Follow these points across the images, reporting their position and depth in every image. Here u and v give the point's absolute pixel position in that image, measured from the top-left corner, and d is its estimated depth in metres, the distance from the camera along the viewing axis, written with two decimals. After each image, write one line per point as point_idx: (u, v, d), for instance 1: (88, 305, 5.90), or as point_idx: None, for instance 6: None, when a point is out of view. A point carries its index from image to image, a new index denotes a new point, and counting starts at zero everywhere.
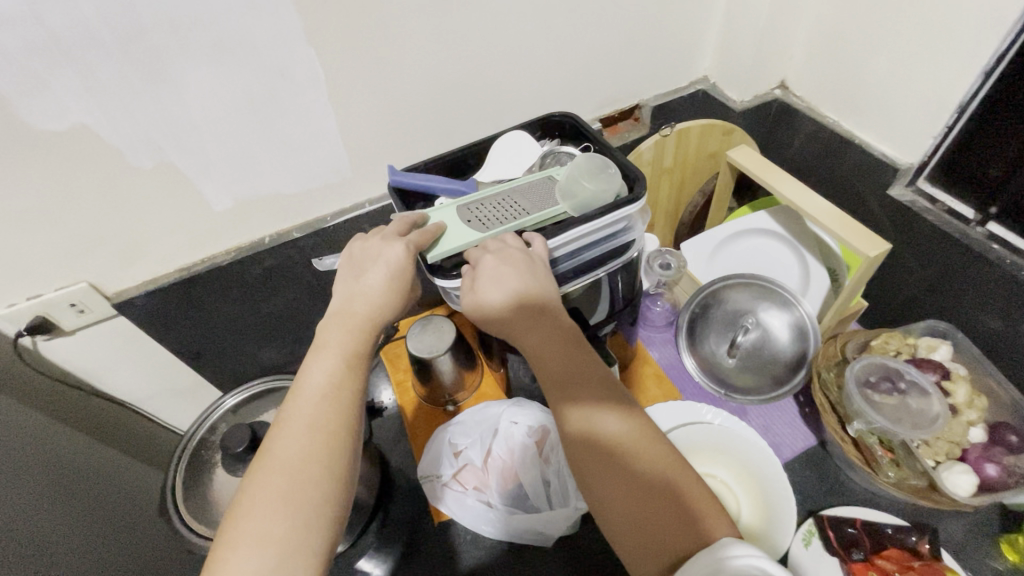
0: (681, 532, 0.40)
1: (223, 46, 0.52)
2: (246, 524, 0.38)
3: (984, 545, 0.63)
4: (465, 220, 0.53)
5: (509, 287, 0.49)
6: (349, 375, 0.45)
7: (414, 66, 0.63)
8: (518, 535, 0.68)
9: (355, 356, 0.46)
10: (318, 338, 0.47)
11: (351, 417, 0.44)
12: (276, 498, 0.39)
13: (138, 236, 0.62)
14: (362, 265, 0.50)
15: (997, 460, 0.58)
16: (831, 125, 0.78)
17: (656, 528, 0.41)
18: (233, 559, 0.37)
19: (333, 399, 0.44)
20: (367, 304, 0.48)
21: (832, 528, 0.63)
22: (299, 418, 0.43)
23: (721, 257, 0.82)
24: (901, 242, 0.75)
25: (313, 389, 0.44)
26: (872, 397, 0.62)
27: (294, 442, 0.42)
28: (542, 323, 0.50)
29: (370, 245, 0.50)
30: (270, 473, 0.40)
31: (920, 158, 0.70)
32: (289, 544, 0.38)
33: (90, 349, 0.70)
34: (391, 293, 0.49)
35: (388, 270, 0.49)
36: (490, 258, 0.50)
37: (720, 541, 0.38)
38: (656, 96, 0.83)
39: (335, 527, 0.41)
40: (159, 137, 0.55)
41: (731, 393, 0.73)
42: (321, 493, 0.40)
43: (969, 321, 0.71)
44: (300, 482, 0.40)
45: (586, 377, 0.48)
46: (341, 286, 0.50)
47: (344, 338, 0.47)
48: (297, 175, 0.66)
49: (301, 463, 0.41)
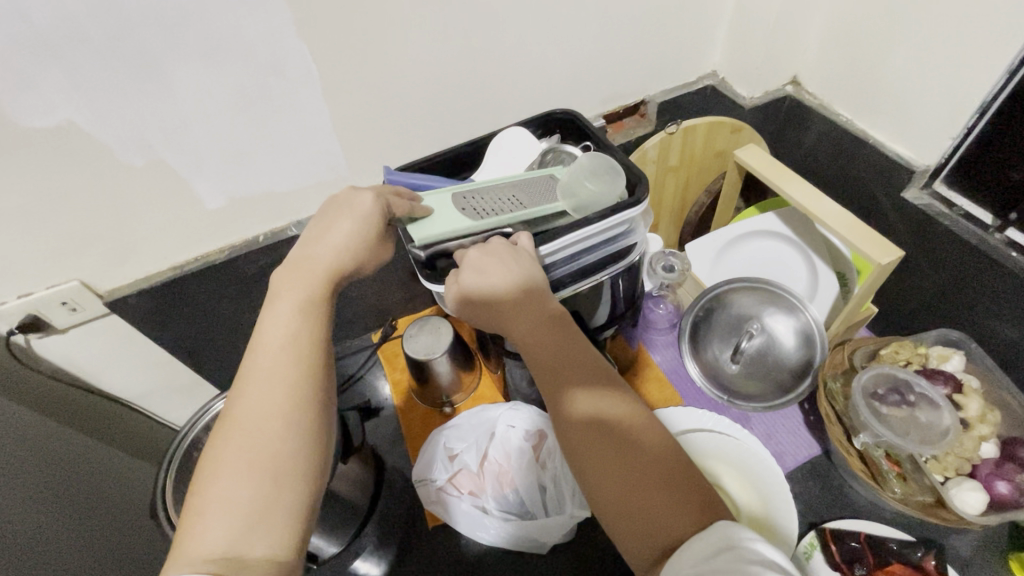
0: (676, 518, 0.39)
1: (212, 40, 0.51)
2: (213, 488, 0.37)
3: (992, 561, 0.62)
4: (458, 209, 0.51)
5: (494, 281, 0.48)
6: (307, 323, 0.45)
7: (412, 61, 0.61)
8: (514, 542, 0.67)
9: (313, 303, 0.46)
10: (272, 292, 0.46)
11: (313, 367, 0.43)
12: (242, 458, 0.38)
13: (130, 235, 0.61)
14: (324, 220, 0.49)
15: (1008, 477, 0.57)
16: (844, 124, 0.76)
17: (650, 514, 0.40)
18: (202, 524, 0.36)
19: (294, 353, 0.43)
20: (325, 253, 0.47)
21: (835, 542, 0.61)
22: (257, 375, 0.42)
23: (727, 260, 0.80)
24: (914, 247, 0.72)
25: (271, 344, 0.43)
26: (880, 410, 0.60)
27: (255, 400, 0.41)
28: (536, 318, 0.48)
29: (344, 198, 0.50)
30: (233, 435, 0.39)
31: (937, 160, 0.67)
32: (258, 502, 0.37)
33: (85, 347, 0.70)
34: (353, 238, 0.48)
35: (359, 218, 0.48)
36: (476, 256, 0.49)
37: (720, 522, 0.38)
38: (663, 92, 0.80)
39: (308, 481, 0.40)
40: (150, 134, 0.54)
41: (735, 400, 0.70)
42: (288, 449, 0.39)
43: (984, 330, 0.69)
44: (266, 442, 0.39)
45: (579, 364, 0.47)
46: (306, 240, 0.49)
47: (301, 287, 0.46)
48: (292, 173, 0.64)
49: (264, 420, 0.40)
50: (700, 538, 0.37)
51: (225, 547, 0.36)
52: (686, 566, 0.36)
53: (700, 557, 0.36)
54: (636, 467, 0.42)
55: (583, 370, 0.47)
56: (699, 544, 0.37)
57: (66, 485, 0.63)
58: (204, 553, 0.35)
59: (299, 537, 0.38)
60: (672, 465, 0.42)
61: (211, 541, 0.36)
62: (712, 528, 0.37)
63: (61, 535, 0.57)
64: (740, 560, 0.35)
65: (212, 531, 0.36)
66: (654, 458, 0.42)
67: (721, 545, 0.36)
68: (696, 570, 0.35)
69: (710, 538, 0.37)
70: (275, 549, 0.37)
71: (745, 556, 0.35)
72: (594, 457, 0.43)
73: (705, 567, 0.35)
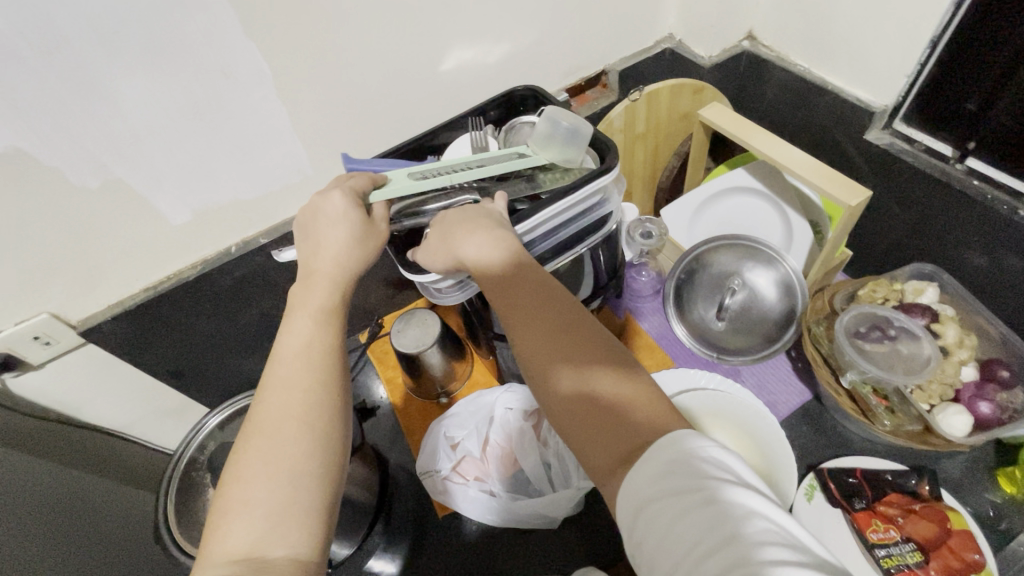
0: (636, 427, 0.38)
1: (155, 46, 0.49)
2: (234, 493, 0.37)
3: (981, 480, 0.64)
4: (410, 172, 0.53)
5: (464, 250, 0.47)
6: (325, 332, 0.45)
7: (364, 51, 0.59)
8: (523, 520, 0.68)
9: (327, 312, 0.46)
10: (288, 304, 0.46)
11: (328, 372, 0.43)
12: (262, 461, 0.38)
13: (95, 259, 0.59)
14: (321, 230, 0.48)
15: (990, 397, 0.59)
16: (803, 73, 0.76)
17: (615, 429, 0.38)
18: (225, 526, 0.36)
19: (308, 359, 0.43)
20: (332, 263, 0.47)
21: (832, 480, 0.63)
22: (276, 380, 0.42)
23: (702, 220, 0.81)
24: (882, 187, 0.74)
25: (288, 353, 0.43)
26: (863, 347, 0.61)
27: (272, 406, 0.40)
28: (514, 282, 0.45)
29: (314, 204, 0.49)
30: (253, 439, 0.39)
31: (894, 100, 0.68)
32: (277, 502, 0.37)
33: (62, 381, 0.68)
34: (352, 246, 0.48)
35: (340, 220, 0.48)
36: (446, 225, 0.49)
37: (674, 431, 0.36)
38: (623, 60, 0.80)
39: (326, 481, 0.39)
40: (101, 152, 0.52)
41: (724, 355, 0.73)
42: (304, 450, 0.39)
43: (955, 260, 0.71)
44: (283, 443, 0.39)
45: (541, 293, 0.44)
46: (304, 259, 0.49)
47: (315, 297, 0.46)
48: (255, 178, 0.63)
49: (281, 423, 0.40)
50: (653, 455, 0.35)
51: (247, 548, 0.35)
52: (641, 487, 0.34)
53: (657, 475, 0.34)
54: (598, 390, 0.40)
55: (550, 297, 0.44)
56: (653, 463, 0.35)
57: (64, 520, 0.61)
58: (227, 556, 0.35)
59: (321, 538, 0.38)
60: (636, 386, 0.40)
61: (234, 544, 0.35)
62: (666, 440, 0.35)
63: (75, 564, 0.57)
64: (696, 475, 0.33)
65: (235, 534, 0.36)
66: (621, 390, 0.39)
67: (677, 460, 0.34)
68: (653, 492, 0.34)
69: (664, 453, 0.35)
70: (298, 550, 0.36)
71: (699, 472, 0.34)
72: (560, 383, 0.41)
73: (663, 488, 0.34)
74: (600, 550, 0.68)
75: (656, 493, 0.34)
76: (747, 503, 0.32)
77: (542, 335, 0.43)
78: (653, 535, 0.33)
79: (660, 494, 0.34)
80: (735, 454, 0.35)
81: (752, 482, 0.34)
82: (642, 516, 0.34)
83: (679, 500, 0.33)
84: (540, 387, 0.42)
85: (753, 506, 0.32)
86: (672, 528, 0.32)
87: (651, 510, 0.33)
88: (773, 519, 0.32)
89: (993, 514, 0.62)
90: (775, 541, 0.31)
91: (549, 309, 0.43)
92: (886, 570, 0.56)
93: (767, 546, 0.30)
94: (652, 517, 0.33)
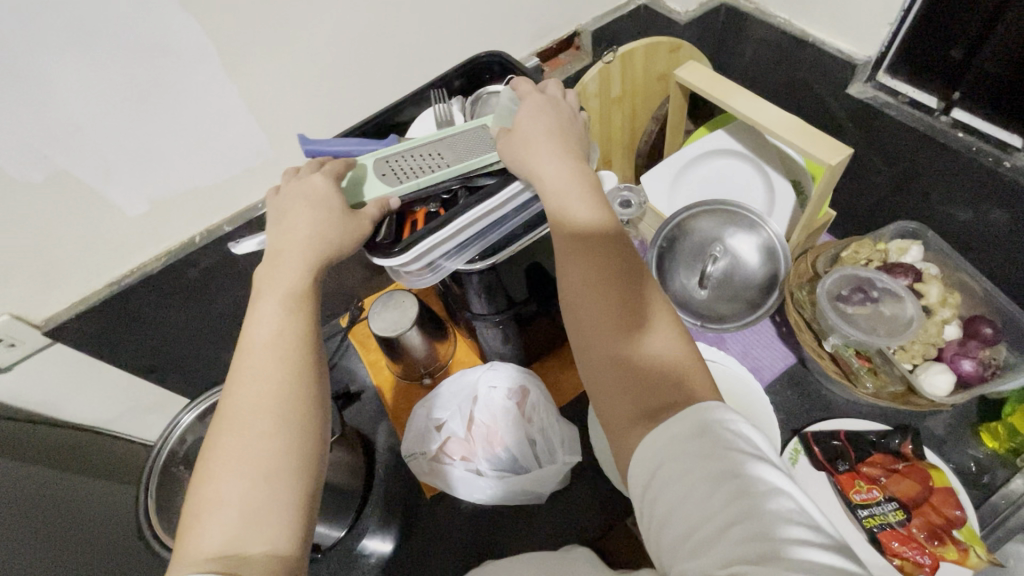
0: (669, 387, 0.40)
1: (84, 26, 0.45)
2: (206, 491, 0.36)
3: (964, 436, 0.65)
4: (379, 174, 0.50)
5: (545, 174, 0.47)
6: (297, 318, 0.43)
7: (312, 23, 0.56)
8: (509, 498, 0.68)
9: (298, 298, 0.43)
10: (256, 290, 0.44)
11: (301, 362, 0.41)
12: (234, 456, 0.37)
13: (51, 258, 0.57)
14: (292, 213, 0.46)
15: (972, 354, 0.59)
16: (782, 25, 0.73)
17: (648, 385, 0.40)
18: (199, 525, 0.36)
19: (279, 348, 0.41)
20: (302, 245, 0.45)
21: (817, 444, 0.62)
22: (246, 372, 0.40)
23: (683, 184, 0.78)
24: (865, 143, 0.72)
25: (256, 343, 0.41)
26: (845, 311, 0.60)
27: (244, 398, 0.39)
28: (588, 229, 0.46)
29: (290, 188, 0.47)
30: (224, 434, 0.38)
31: (877, 51, 0.65)
32: (251, 499, 0.36)
33: (33, 381, 0.66)
34: (327, 224, 0.45)
35: (318, 198, 0.46)
36: (522, 144, 0.49)
37: (706, 401, 0.38)
38: (596, 19, 0.76)
39: (304, 474, 0.38)
40: (40, 144, 0.49)
41: (708, 324, 0.68)
42: (278, 442, 0.38)
43: (940, 216, 0.69)
44: (256, 438, 0.38)
45: (610, 246, 0.45)
46: (274, 238, 0.46)
47: (284, 281, 0.44)
48: (212, 163, 0.60)
49: (255, 415, 0.38)
50: (681, 420, 0.37)
51: (221, 545, 0.35)
52: (665, 447, 0.36)
53: (683, 439, 0.36)
54: (645, 343, 0.42)
55: (606, 249, 0.45)
56: (676, 428, 0.37)
57: (47, 520, 0.61)
58: (204, 554, 0.34)
59: (301, 531, 0.37)
60: (680, 351, 0.42)
61: (209, 541, 0.35)
62: (696, 409, 0.37)
63: (64, 564, 0.57)
64: (724, 446, 0.36)
65: (210, 532, 0.35)
66: (663, 344, 0.42)
67: (704, 427, 0.36)
68: (677, 453, 0.36)
69: (692, 419, 0.37)
70: (276, 545, 0.36)
71: (727, 443, 0.36)
72: (597, 329, 0.43)
73: (688, 449, 0.36)
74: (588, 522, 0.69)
75: (681, 454, 0.36)
76: (770, 480, 0.35)
77: (592, 283, 0.44)
78: (671, 493, 0.35)
79: (685, 456, 0.36)
80: (762, 434, 0.37)
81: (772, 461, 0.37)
82: (659, 477, 0.36)
83: (705, 464, 0.35)
84: (583, 329, 0.44)
85: (773, 484, 0.34)
86: (695, 490, 0.34)
87: (671, 470, 0.36)
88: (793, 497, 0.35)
89: (976, 469, 0.63)
90: (794, 520, 0.33)
91: (615, 262, 0.45)
92: (869, 530, 0.57)
93: (788, 522, 0.33)
94: (673, 477, 0.35)
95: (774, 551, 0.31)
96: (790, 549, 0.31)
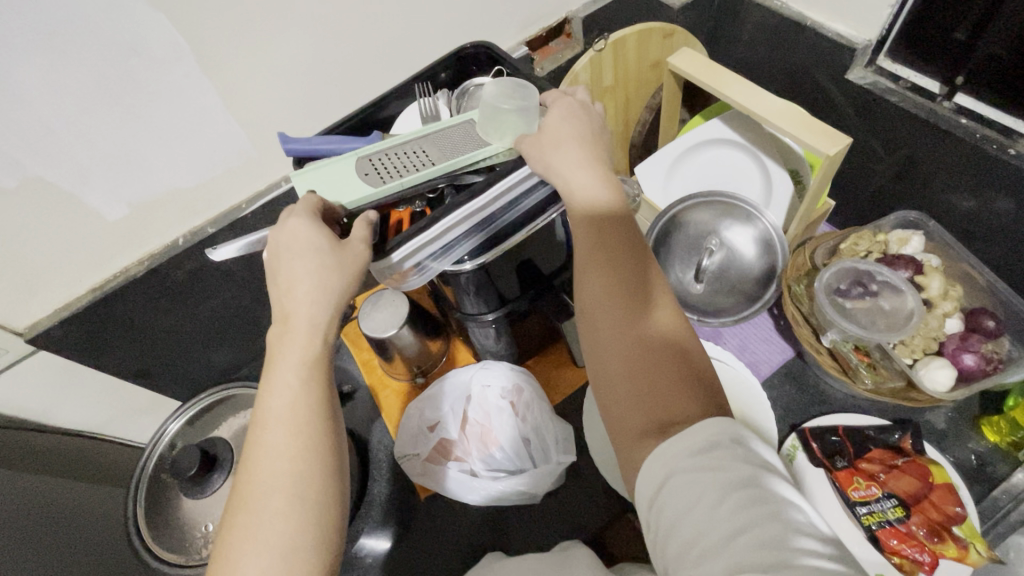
0: (679, 395, 0.38)
1: (48, 25, 0.43)
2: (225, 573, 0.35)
3: (965, 429, 0.64)
4: (361, 173, 0.48)
5: (571, 179, 0.46)
6: (313, 389, 0.40)
7: (290, 17, 0.54)
8: (505, 497, 0.66)
9: (313, 367, 0.41)
10: (268, 357, 0.42)
11: (320, 438, 0.39)
12: (250, 539, 0.36)
13: (29, 265, 0.55)
14: (287, 267, 0.42)
15: (974, 349, 0.58)
16: (780, 8, 0.70)
17: (652, 395, 0.39)
18: None
19: (296, 421, 0.39)
20: (313, 311, 0.42)
21: (815, 440, 0.62)
22: (261, 448, 0.38)
23: (680, 174, 0.76)
24: (865, 130, 0.70)
25: (270, 416, 0.39)
26: (844, 305, 0.59)
27: (261, 477, 0.37)
28: (606, 232, 0.45)
29: (279, 232, 0.43)
30: (240, 513, 0.37)
31: (879, 33, 0.63)
32: None
33: (19, 389, 0.65)
34: (337, 287, 0.42)
35: (317, 249, 0.42)
36: (550, 150, 0.47)
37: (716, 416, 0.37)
38: (586, 4, 0.74)
39: (323, 555, 0.37)
40: (10, 149, 0.47)
41: (703, 318, 0.67)
42: (296, 524, 0.36)
43: (941, 205, 0.68)
44: (272, 521, 0.36)
45: (617, 248, 0.44)
46: (279, 296, 0.43)
47: (297, 348, 0.41)
48: (192, 164, 0.58)
49: (272, 496, 0.37)
50: (692, 433, 0.36)
51: None
52: (674, 458, 0.35)
53: (693, 450, 0.35)
54: (651, 345, 0.41)
55: (612, 252, 0.44)
56: (687, 442, 0.35)
57: (39, 527, 0.60)
58: None
59: None
60: (686, 353, 0.41)
61: None
62: (709, 421, 0.36)
63: None
64: (736, 457, 0.35)
65: None
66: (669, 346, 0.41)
67: (715, 440, 0.35)
68: (686, 464, 0.35)
69: (703, 431, 0.36)
70: None
71: (738, 454, 0.35)
72: (603, 331, 0.42)
73: (698, 461, 0.35)
74: (586, 520, 0.69)
75: (690, 465, 0.35)
76: (781, 493, 0.34)
77: (604, 287, 0.43)
78: (679, 504, 0.34)
79: (694, 467, 0.35)
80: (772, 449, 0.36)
81: (781, 473, 0.36)
82: (668, 488, 0.35)
83: (716, 475, 0.34)
84: (593, 333, 0.43)
85: (784, 495, 0.34)
86: (706, 500, 0.33)
87: (681, 480, 0.35)
88: (805, 510, 0.34)
89: (977, 462, 0.62)
90: (806, 531, 0.32)
91: (625, 265, 0.44)
92: (868, 528, 0.56)
93: (801, 535, 0.32)
94: (680, 487, 0.34)
95: (785, 559, 0.30)
96: (804, 558, 0.30)
